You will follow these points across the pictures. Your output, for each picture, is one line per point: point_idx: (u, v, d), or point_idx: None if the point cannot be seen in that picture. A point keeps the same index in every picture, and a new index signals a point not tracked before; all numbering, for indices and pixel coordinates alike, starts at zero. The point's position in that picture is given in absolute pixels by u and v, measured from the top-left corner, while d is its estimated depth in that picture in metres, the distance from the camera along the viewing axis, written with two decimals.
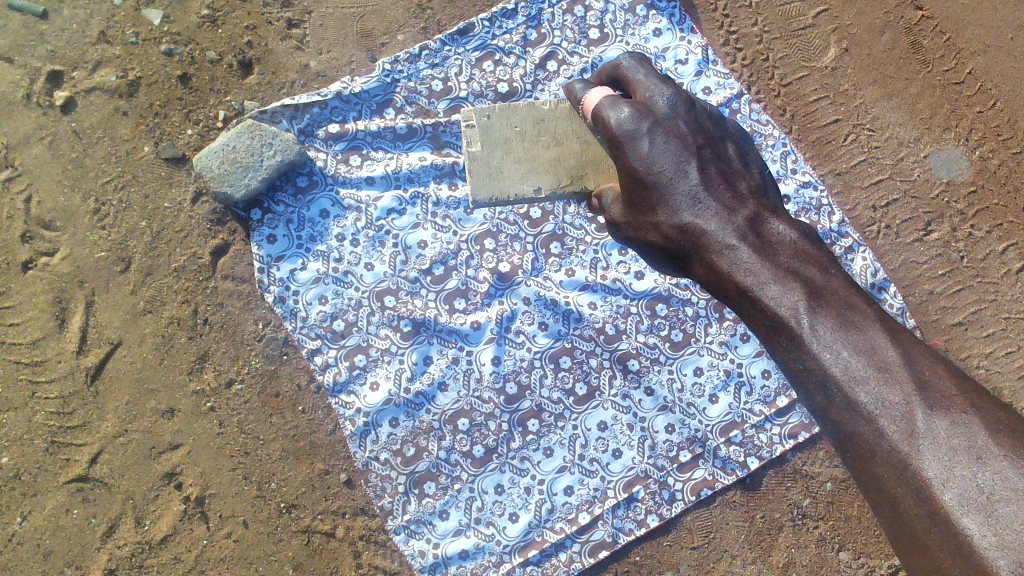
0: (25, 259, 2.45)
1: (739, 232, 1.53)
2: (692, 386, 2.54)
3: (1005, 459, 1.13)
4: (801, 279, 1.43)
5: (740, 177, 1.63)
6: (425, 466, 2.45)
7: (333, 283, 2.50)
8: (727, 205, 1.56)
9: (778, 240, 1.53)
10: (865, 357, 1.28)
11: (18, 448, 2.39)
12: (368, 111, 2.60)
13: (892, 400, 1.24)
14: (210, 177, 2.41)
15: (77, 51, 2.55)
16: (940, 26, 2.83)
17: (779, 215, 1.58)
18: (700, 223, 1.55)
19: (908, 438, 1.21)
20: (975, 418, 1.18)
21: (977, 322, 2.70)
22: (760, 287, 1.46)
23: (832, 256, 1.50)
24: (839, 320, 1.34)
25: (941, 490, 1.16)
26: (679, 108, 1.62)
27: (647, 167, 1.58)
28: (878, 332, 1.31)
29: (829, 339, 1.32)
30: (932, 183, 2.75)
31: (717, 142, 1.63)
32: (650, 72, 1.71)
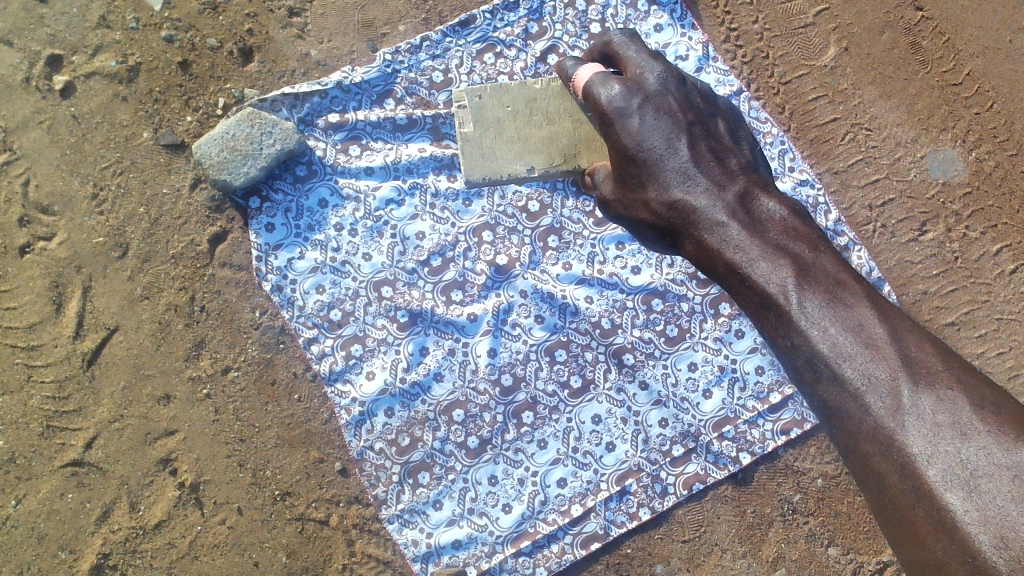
0: (23, 243, 2.45)
1: (728, 207, 1.60)
2: (686, 381, 2.55)
3: (988, 435, 1.17)
4: (789, 256, 1.49)
5: (731, 154, 1.71)
6: (419, 456, 2.46)
7: (330, 273, 2.50)
8: (716, 180, 1.64)
9: (767, 217, 1.59)
10: (853, 334, 1.31)
11: (13, 431, 2.39)
12: (368, 101, 2.60)
13: (879, 376, 1.27)
14: (209, 165, 2.41)
15: (77, 35, 2.54)
16: (940, 27, 2.84)
17: (768, 192, 1.66)
18: (690, 199, 1.64)
19: (893, 414, 1.24)
20: (960, 395, 1.21)
21: (970, 322, 2.72)
22: (749, 264, 1.51)
23: (822, 235, 1.55)
24: (828, 297, 1.38)
25: (924, 465, 1.19)
26: (670, 85, 1.74)
27: (637, 144, 1.70)
28: (866, 309, 1.35)
29: (817, 317, 1.36)
30: (928, 183, 2.76)
31: (707, 120, 1.72)
32: (641, 49, 1.85)
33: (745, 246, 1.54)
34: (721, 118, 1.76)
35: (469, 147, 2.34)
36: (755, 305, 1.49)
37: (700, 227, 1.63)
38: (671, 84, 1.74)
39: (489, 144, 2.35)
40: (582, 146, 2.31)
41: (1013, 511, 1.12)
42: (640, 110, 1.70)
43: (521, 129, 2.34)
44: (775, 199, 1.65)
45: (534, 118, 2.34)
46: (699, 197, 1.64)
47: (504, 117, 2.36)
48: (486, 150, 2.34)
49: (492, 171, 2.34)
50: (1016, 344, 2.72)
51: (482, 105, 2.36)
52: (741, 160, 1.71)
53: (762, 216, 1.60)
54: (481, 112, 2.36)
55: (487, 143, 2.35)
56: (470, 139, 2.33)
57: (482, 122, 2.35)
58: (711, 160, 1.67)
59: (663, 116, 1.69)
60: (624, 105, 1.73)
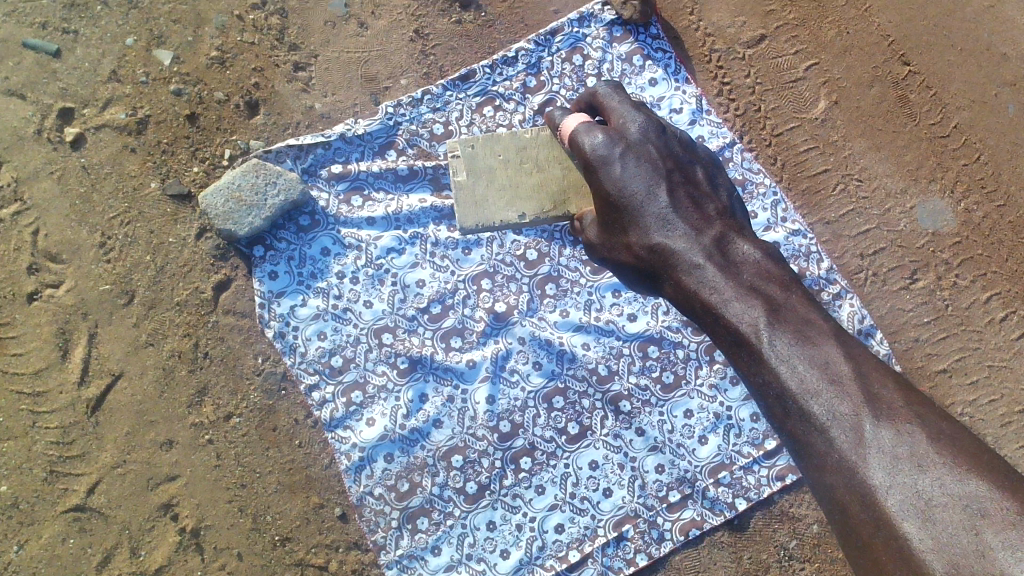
0: (31, 290, 2.50)
1: (705, 250, 1.73)
2: (682, 428, 2.59)
3: (943, 466, 1.23)
4: (761, 297, 1.60)
5: (710, 200, 1.84)
6: (418, 502, 2.47)
7: (332, 319, 2.55)
8: (694, 225, 1.77)
9: (743, 260, 1.70)
10: (819, 371, 1.40)
11: (17, 477, 2.42)
12: (370, 153, 2.67)
13: (844, 412, 1.35)
14: (215, 215, 2.48)
15: (89, 89, 2.63)
16: (926, 82, 2.93)
17: (744, 235, 1.78)
18: (669, 243, 1.77)
19: (856, 447, 1.30)
20: (918, 429, 1.28)
21: (962, 369, 2.75)
22: (724, 304, 1.64)
23: (793, 275, 1.66)
24: (795, 335, 1.49)
25: (884, 496, 1.25)
26: (650, 133, 1.89)
27: (619, 190, 1.84)
28: (832, 347, 1.44)
29: (785, 354, 1.47)
30: (918, 233, 2.82)
31: (685, 167, 1.86)
32: (623, 99, 2.00)
33: (720, 287, 1.66)
34: (700, 165, 1.90)
35: (462, 197, 2.40)
36: (730, 344, 1.60)
37: (680, 269, 1.75)
38: (651, 134, 1.88)
39: (481, 192, 2.40)
40: (571, 192, 2.39)
41: (963, 540, 1.16)
42: (621, 157, 1.84)
43: (513, 177, 2.40)
44: (750, 242, 1.77)
45: (524, 166, 2.41)
46: (678, 241, 1.77)
47: (496, 165, 2.42)
48: (478, 200, 2.40)
49: (484, 218, 2.39)
50: (1007, 391, 2.75)
51: (474, 154, 2.42)
52: (718, 206, 1.83)
53: (737, 258, 1.72)
54: (473, 161, 2.42)
55: (478, 193, 2.40)
56: (464, 188, 2.40)
57: (474, 171, 2.41)
58: (689, 206, 1.81)
59: (643, 164, 1.83)
60: (607, 153, 1.87)
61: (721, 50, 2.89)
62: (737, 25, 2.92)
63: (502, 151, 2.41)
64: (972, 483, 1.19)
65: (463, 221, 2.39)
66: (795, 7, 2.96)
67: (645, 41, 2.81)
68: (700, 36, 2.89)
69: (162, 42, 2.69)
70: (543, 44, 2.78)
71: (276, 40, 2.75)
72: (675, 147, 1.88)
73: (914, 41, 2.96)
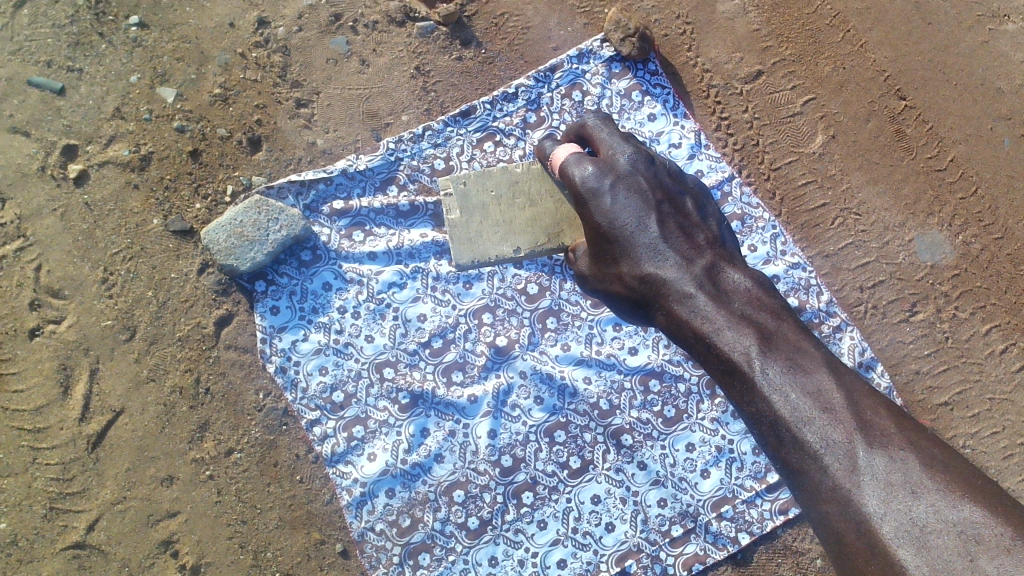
0: (32, 326, 2.50)
1: (696, 280, 1.83)
2: (684, 461, 2.58)
3: (936, 492, 1.32)
4: (752, 326, 1.70)
5: (698, 230, 1.96)
6: (420, 537, 2.46)
7: (333, 354, 2.55)
8: (685, 255, 1.88)
9: (733, 289, 1.81)
10: (811, 399, 1.51)
11: (16, 513, 2.41)
12: (371, 189, 2.68)
13: (836, 439, 1.44)
14: (217, 251, 2.49)
15: (93, 126, 2.65)
16: (922, 116, 2.96)
17: (733, 264, 1.89)
18: (661, 273, 1.88)
19: (849, 474, 1.39)
20: (911, 455, 1.38)
21: (963, 401, 2.75)
22: (716, 333, 1.73)
23: (782, 304, 1.77)
24: (786, 363, 1.59)
25: (878, 523, 1.33)
26: (638, 164, 2.02)
27: (609, 221, 1.96)
28: (822, 375, 1.55)
29: (778, 382, 1.56)
30: (916, 266, 2.83)
31: (675, 199, 1.98)
32: (613, 131, 2.14)
33: (712, 315, 1.75)
34: (688, 194, 2.02)
35: (456, 233, 2.54)
36: (722, 372, 1.70)
37: (672, 298, 1.85)
38: (640, 166, 2.00)
39: (475, 229, 2.54)
40: (564, 224, 2.54)
41: (958, 565, 1.23)
42: (612, 189, 1.97)
43: (505, 213, 2.54)
44: (739, 270, 1.88)
45: (516, 200, 2.55)
46: (669, 270, 1.87)
47: (489, 201, 2.55)
48: (472, 236, 2.54)
49: (479, 253, 2.54)
50: (1009, 423, 2.76)
51: (467, 191, 2.55)
52: (707, 236, 1.95)
53: (728, 286, 1.82)
54: (466, 198, 2.56)
55: (472, 229, 2.54)
56: (457, 225, 2.53)
57: (466, 207, 2.55)
58: (679, 235, 1.92)
59: (633, 196, 1.96)
60: (597, 185, 2.00)
61: (719, 86, 2.92)
62: (734, 61, 2.95)
63: (494, 186, 2.55)
64: (966, 509, 1.28)
65: (458, 257, 2.54)
66: (791, 42, 2.98)
67: (644, 77, 2.84)
68: (697, 71, 2.92)
69: (166, 79, 2.71)
70: (543, 80, 2.81)
71: (278, 77, 2.77)
72: (665, 178, 2.00)
73: (910, 76, 2.99)
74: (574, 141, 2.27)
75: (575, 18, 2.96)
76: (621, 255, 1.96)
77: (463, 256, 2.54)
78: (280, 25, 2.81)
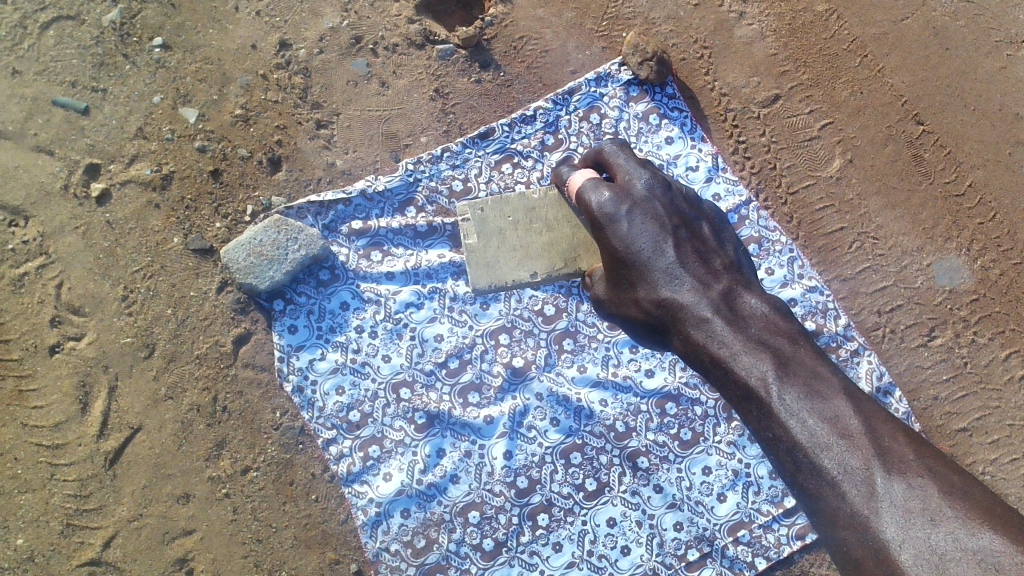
0: (53, 343, 2.52)
1: (712, 304, 1.84)
2: (700, 485, 2.56)
3: (955, 520, 1.36)
4: (769, 351, 1.71)
5: (715, 254, 1.97)
6: (435, 558, 2.45)
7: (350, 374, 2.56)
8: (701, 279, 1.89)
9: (750, 314, 1.83)
10: (829, 426, 1.54)
11: (33, 529, 2.42)
12: (390, 210, 2.71)
13: (854, 465, 1.48)
14: (236, 270, 2.52)
15: (116, 145, 2.69)
16: (940, 141, 2.96)
17: (750, 291, 1.90)
18: (677, 298, 1.88)
19: (868, 501, 1.44)
20: (927, 482, 1.42)
21: (982, 428, 2.73)
22: (732, 357, 1.74)
23: (798, 331, 1.80)
24: (804, 390, 1.61)
25: (897, 550, 1.38)
26: (654, 189, 2.01)
27: (626, 246, 1.96)
28: (839, 401, 1.58)
29: (796, 408, 1.58)
30: (935, 290, 2.82)
31: (691, 224, 1.98)
32: (629, 156, 2.15)
33: (729, 341, 1.77)
34: (704, 220, 2.02)
35: (474, 257, 2.60)
36: (738, 396, 1.72)
37: (688, 323, 1.86)
38: (658, 192, 2.00)
39: (492, 254, 2.60)
40: (580, 249, 2.58)
41: None
42: (628, 215, 1.97)
43: (523, 239, 2.59)
44: (756, 296, 1.90)
45: (533, 226, 2.60)
46: (685, 295, 1.88)
47: (505, 227, 2.61)
48: (489, 260, 2.59)
49: (497, 277, 2.59)
50: None
51: (484, 217, 2.62)
52: (723, 261, 1.95)
53: (744, 312, 1.84)
54: (484, 224, 2.62)
55: (489, 254, 2.60)
56: (475, 249, 2.59)
57: (484, 232, 2.60)
58: (695, 260, 1.92)
59: (650, 221, 1.95)
60: (614, 211, 2.00)
61: (737, 110, 2.93)
62: (752, 85, 2.96)
63: (511, 212, 2.61)
64: (986, 538, 1.32)
65: (475, 280, 2.59)
66: (808, 67, 2.99)
67: (662, 100, 2.86)
68: (715, 95, 2.94)
69: (188, 100, 2.75)
70: (561, 103, 2.83)
71: (299, 98, 2.80)
72: (681, 204, 2.00)
73: (928, 101, 2.99)
74: (592, 168, 2.28)
75: (594, 41, 2.97)
76: (637, 279, 1.96)
77: (480, 280, 2.59)
78: (302, 47, 2.84)
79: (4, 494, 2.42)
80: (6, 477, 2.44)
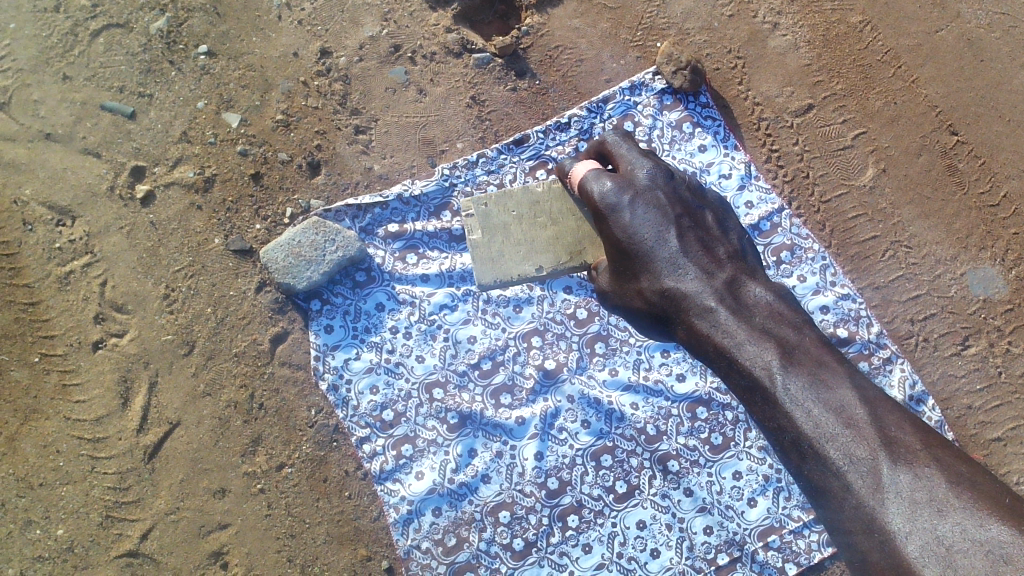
0: (96, 339, 2.59)
1: (716, 294, 1.98)
2: (731, 489, 2.56)
3: (961, 510, 1.51)
4: (773, 341, 1.86)
5: (719, 244, 2.11)
6: (465, 557, 2.46)
7: (384, 373, 2.59)
8: (704, 268, 2.03)
9: (755, 302, 1.98)
10: (835, 417, 1.69)
11: (74, 521, 2.47)
12: (425, 214, 2.76)
13: (860, 456, 1.63)
14: (275, 269, 2.58)
15: (161, 149, 2.76)
16: (974, 151, 2.97)
17: (752, 278, 2.05)
18: (681, 287, 2.03)
19: (874, 492, 1.59)
20: (932, 472, 1.57)
21: (1017, 437, 2.71)
22: (737, 347, 1.89)
23: (801, 319, 1.94)
24: (808, 379, 1.76)
25: (904, 541, 1.53)
26: (658, 179, 2.18)
27: (630, 235, 2.12)
28: (845, 391, 1.73)
29: (799, 397, 1.74)
30: (968, 300, 2.82)
31: (695, 214, 2.14)
32: (631, 147, 2.32)
33: (733, 330, 1.91)
34: (708, 210, 2.18)
35: (478, 253, 2.60)
36: (744, 387, 1.87)
37: (692, 313, 2.01)
38: (659, 183, 2.17)
39: (498, 249, 2.60)
40: (587, 242, 2.57)
41: None
42: (631, 205, 2.14)
43: (530, 233, 2.60)
44: (760, 285, 2.04)
45: (537, 220, 2.60)
46: (689, 284, 2.02)
47: (510, 221, 2.61)
48: (493, 256, 2.59)
49: (501, 272, 2.59)
50: None
51: (488, 213, 2.63)
52: (727, 250, 2.10)
53: (748, 301, 1.98)
54: (488, 220, 2.64)
55: (494, 250, 2.60)
56: (479, 245, 2.59)
57: (489, 226, 2.62)
58: (699, 249, 2.07)
59: (651, 210, 2.12)
60: (616, 201, 2.17)
61: (770, 119, 2.95)
62: (785, 95, 2.99)
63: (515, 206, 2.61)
64: (993, 529, 1.46)
65: (480, 276, 2.59)
66: (842, 77, 3.01)
67: (695, 109, 2.89)
68: (748, 104, 2.96)
69: (232, 105, 2.82)
70: (596, 111, 2.88)
71: (338, 105, 2.87)
72: (684, 193, 2.17)
73: (962, 111, 3.01)
74: (595, 160, 2.44)
75: (628, 51, 3.02)
76: (641, 270, 2.12)
77: (485, 275, 2.59)
78: (342, 55, 2.91)
79: (45, 485, 2.48)
80: (48, 469, 2.49)
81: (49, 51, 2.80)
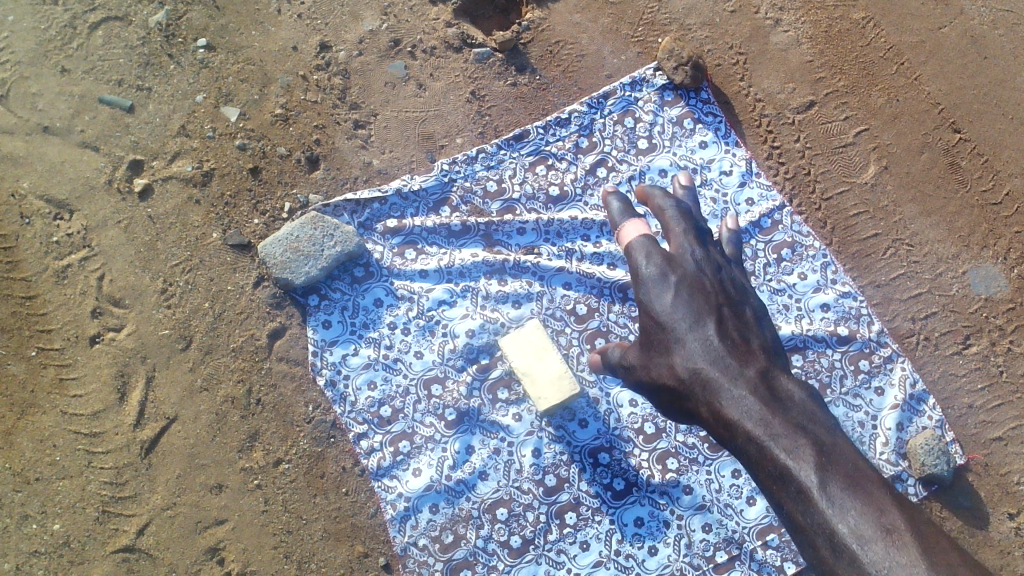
0: (93, 333, 2.58)
1: (750, 382, 1.60)
2: (730, 487, 2.54)
3: None
4: (810, 438, 1.50)
5: (754, 333, 1.73)
6: (462, 554, 2.45)
7: (383, 369, 2.58)
8: (741, 353, 1.66)
9: (787, 398, 1.59)
10: (878, 525, 1.37)
11: (70, 515, 2.46)
12: (424, 209, 2.74)
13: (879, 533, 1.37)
14: (273, 264, 2.56)
15: (159, 143, 2.75)
16: (977, 149, 2.95)
17: (786, 375, 1.66)
18: (710, 369, 1.65)
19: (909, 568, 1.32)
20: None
21: (1018, 437, 2.69)
22: (772, 439, 1.52)
23: (835, 425, 1.57)
24: (858, 494, 1.41)
25: None
26: (706, 265, 1.83)
27: (665, 313, 1.76)
28: (887, 502, 1.41)
29: (838, 498, 1.41)
30: (970, 298, 2.80)
31: (739, 303, 1.77)
32: (690, 220, 1.97)
33: (764, 417, 1.55)
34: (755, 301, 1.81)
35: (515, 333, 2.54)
36: None
37: (719, 399, 1.62)
38: (706, 267, 1.82)
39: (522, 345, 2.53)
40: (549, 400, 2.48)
41: None
42: (675, 284, 1.78)
43: (533, 361, 2.51)
44: (792, 382, 1.65)
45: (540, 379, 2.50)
46: (716, 368, 1.65)
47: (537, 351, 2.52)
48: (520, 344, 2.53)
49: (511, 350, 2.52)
50: None
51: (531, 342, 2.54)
52: (762, 343, 1.72)
53: (783, 395, 1.60)
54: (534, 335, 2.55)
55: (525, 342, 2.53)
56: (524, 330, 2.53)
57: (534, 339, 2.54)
58: (734, 335, 1.69)
59: (693, 293, 1.76)
60: (661, 279, 1.81)
61: (772, 115, 2.94)
62: (787, 91, 2.97)
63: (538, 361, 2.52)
64: None
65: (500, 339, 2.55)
66: (844, 74, 3.00)
67: (696, 105, 2.88)
68: (750, 101, 2.95)
69: (231, 99, 2.81)
70: (596, 106, 2.87)
71: (338, 99, 2.85)
72: (731, 281, 1.82)
73: (964, 109, 2.99)
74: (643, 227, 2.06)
75: (629, 46, 3.00)
76: (652, 351, 1.80)
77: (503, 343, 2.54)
78: (342, 49, 2.90)
79: (42, 480, 2.47)
80: (44, 463, 2.49)
81: (47, 44, 2.79)
